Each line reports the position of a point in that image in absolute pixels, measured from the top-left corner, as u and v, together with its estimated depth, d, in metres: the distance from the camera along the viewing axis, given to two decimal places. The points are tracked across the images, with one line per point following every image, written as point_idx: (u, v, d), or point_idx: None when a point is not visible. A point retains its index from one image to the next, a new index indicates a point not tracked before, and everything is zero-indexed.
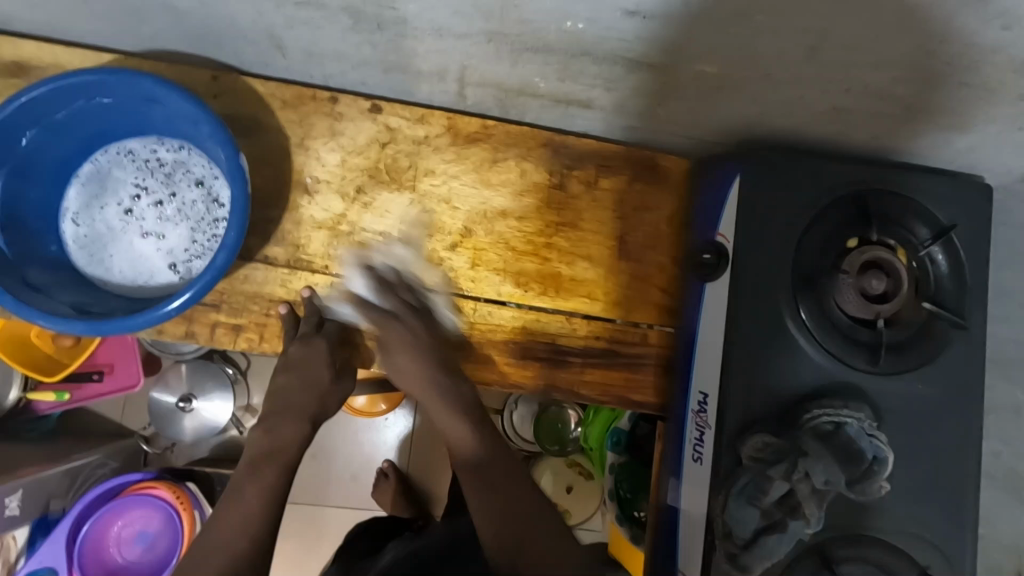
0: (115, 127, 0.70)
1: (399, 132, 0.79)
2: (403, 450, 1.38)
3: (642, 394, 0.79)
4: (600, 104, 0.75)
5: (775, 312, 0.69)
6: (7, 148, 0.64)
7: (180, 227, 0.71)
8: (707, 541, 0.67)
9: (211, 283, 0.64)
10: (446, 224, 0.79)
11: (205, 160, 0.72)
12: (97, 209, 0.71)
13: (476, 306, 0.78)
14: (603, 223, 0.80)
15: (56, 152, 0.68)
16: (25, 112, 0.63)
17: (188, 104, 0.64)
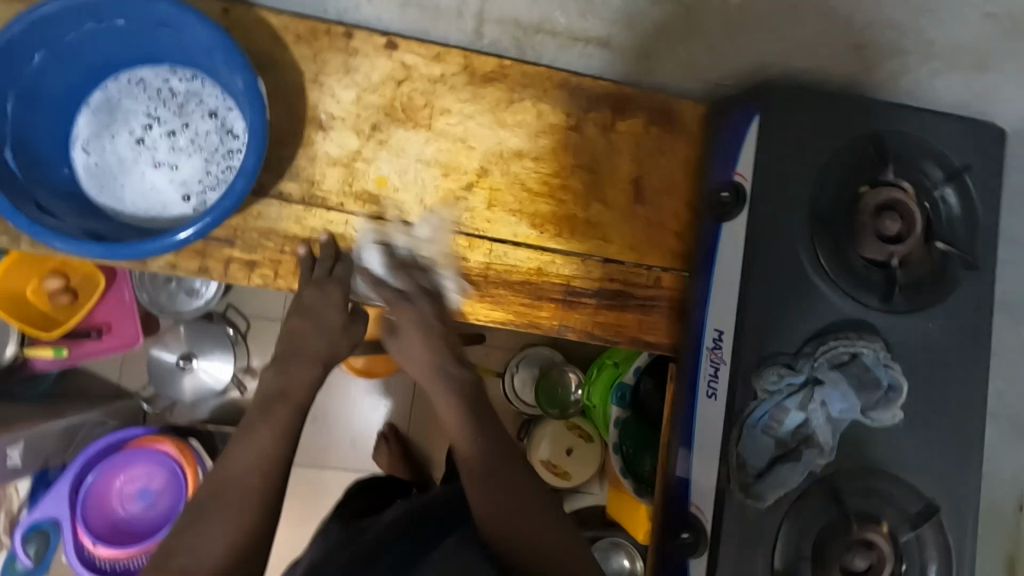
0: (125, 54, 0.68)
1: (414, 70, 0.78)
2: (403, 413, 1.39)
3: (655, 336, 0.80)
4: (618, 43, 0.74)
5: (791, 249, 0.70)
6: (18, 68, 0.62)
7: (194, 158, 0.70)
8: (721, 476, 0.68)
9: (230, 210, 0.63)
10: (461, 164, 0.78)
11: (217, 91, 0.71)
12: (109, 138, 0.69)
13: (491, 247, 0.78)
14: (619, 166, 0.80)
15: (66, 78, 0.67)
16: (37, 31, 0.61)
17: (205, 27, 0.62)
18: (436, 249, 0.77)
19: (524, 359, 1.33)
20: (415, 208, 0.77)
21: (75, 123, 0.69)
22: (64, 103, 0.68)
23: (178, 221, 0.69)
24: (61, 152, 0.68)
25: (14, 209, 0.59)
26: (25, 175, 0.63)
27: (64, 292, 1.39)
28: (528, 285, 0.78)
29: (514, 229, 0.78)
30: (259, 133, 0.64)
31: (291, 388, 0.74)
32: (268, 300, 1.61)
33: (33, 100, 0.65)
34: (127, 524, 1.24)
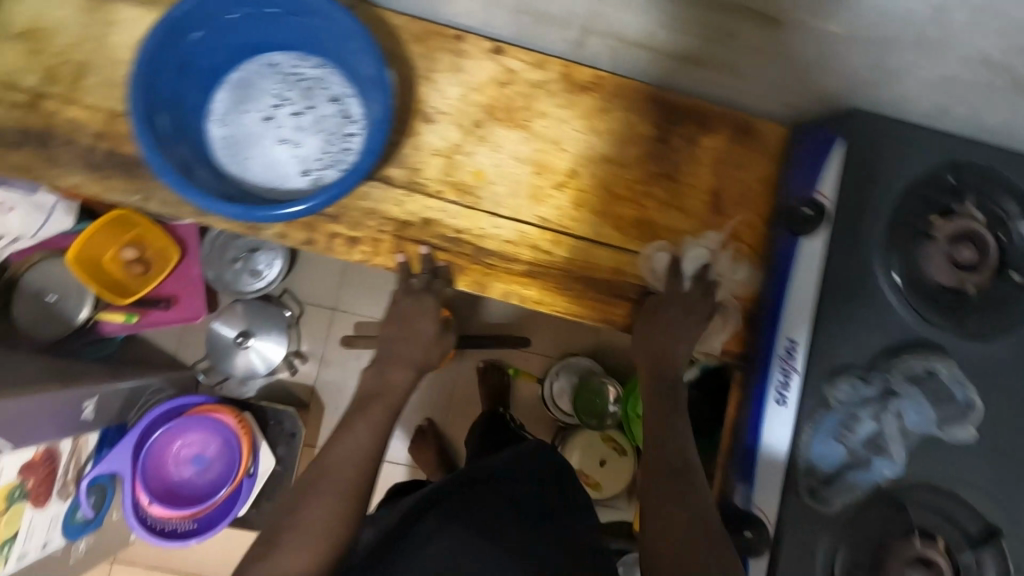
0: (265, 40, 0.75)
1: (517, 74, 0.83)
2: (442, 410, 1.43)
3: (725, 342, 0.83)
4: (713, 62, 0.79)
5: (865, 265, 0.74)
6: (179, 43, 0.69)
7: (314, 137, 0.76)
8: (787, 479, 0.71)
9: (352, 183, 0.69)
10: (552, 165, 0.83)
11: (342, 79, 0.77)
12: (241, 114, 0.76)
13: (575, 243, 0.82)
14: (701, 178, 0.84)
15: (213, 57, 0.74)
16: (199, 12, 0.68)
17: (346, 20, 0.69)
18: (524, 241, 0.82)
19: (564, 367, 1.36)
20: (507, 201, 0.82)
21: (215, 100, 0.76)
22: (208, 81, 0.76)
23: (299, 195, 0.75)
24: (201, 124, 0.75)
25: (165, 166, 0.66)
26: (175, 142, 0.70)
27: (138, 262, 1.46)
28: (606, 282, 0.82)
29: (597, 229, 0.83)
30: (384, 117, 0.70)
31: (388, 391, 0.80)
32: (359, 291, 1.67)
33: (186, 76, 0.72)
34: (180, 486, 1.31)
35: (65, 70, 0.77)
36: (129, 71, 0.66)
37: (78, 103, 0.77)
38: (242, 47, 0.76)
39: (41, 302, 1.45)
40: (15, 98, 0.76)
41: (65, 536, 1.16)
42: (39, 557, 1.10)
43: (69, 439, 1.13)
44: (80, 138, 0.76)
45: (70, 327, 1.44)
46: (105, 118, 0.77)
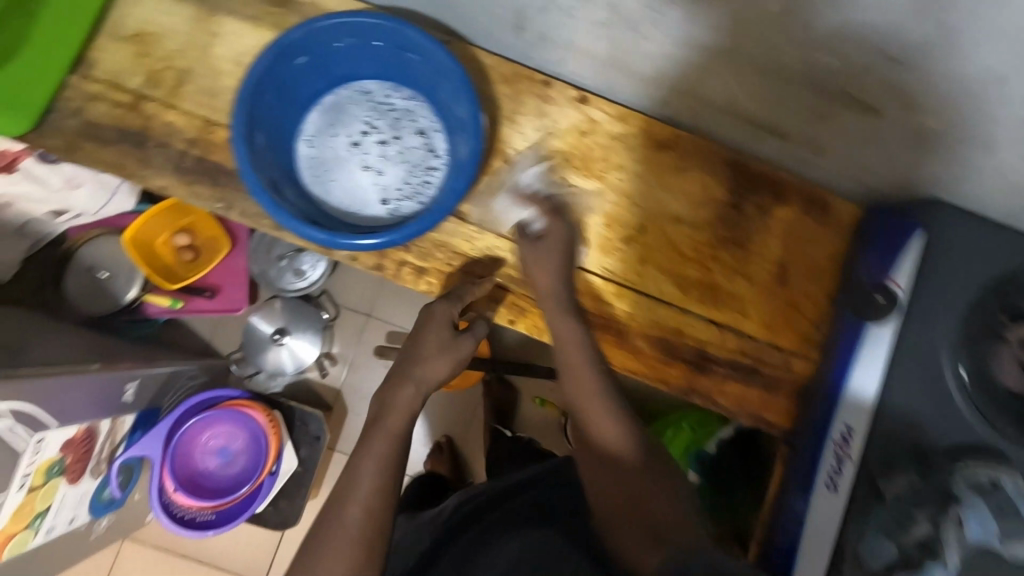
0: (363, 69, 0.77)
1: (599, 125, 0.84)
2: (462, 431, 1.43)
3: (775, 415, 0.82)
4: (796, 137, 0.79)
5: (934, 361, 0.73)
6: (285, 66, 0.71)
7: (398, 167, 0.78)
8: (832, 561, 0.71)
9: (435, 221, 0.70)
10: (623, 218, 0.83)
11: (432, 113, 0.79)
12: (330, 137, 0.78)
13: (637, 299, 0.82)
14: (770, 249, 0.84)
15: (312, 80, 0.76)
16: (308, 38, 0.70)
17: (447, 61, 0.70)
18: (586, 291, 0.82)
19: None
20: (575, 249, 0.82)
21: (308, 121, 0.79)
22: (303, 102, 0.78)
23: (377, 222, 0.76)
24: (292, 144, 0.78)
25: (258, 184, 0.67)
26: (268, 160, 0.72)
27: (189, 249, 1.50)
28: (663, 341, 0.82)
29: (660, 287, 0.83)
30: (473, 158, 0.71)
31: None
32: (394, 301, 1.68)
33: (285, 98, 0.75)
34: (205, 477, 1.33)
35: (168, 75, 0.80)
36: (236, 91, 0.69)
37: (176, 109, 0.79)
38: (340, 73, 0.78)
39: (93, 277, 1.50)
40: (118, 97, 0.79)
41: (90, 513, 1.18)
42: (64, 531, 1.12)
43: (107, 420, 1.14)
44: (174, 142, 0.79)
45: (116, 307, 1.48)
46: (201, 126, 0.79)
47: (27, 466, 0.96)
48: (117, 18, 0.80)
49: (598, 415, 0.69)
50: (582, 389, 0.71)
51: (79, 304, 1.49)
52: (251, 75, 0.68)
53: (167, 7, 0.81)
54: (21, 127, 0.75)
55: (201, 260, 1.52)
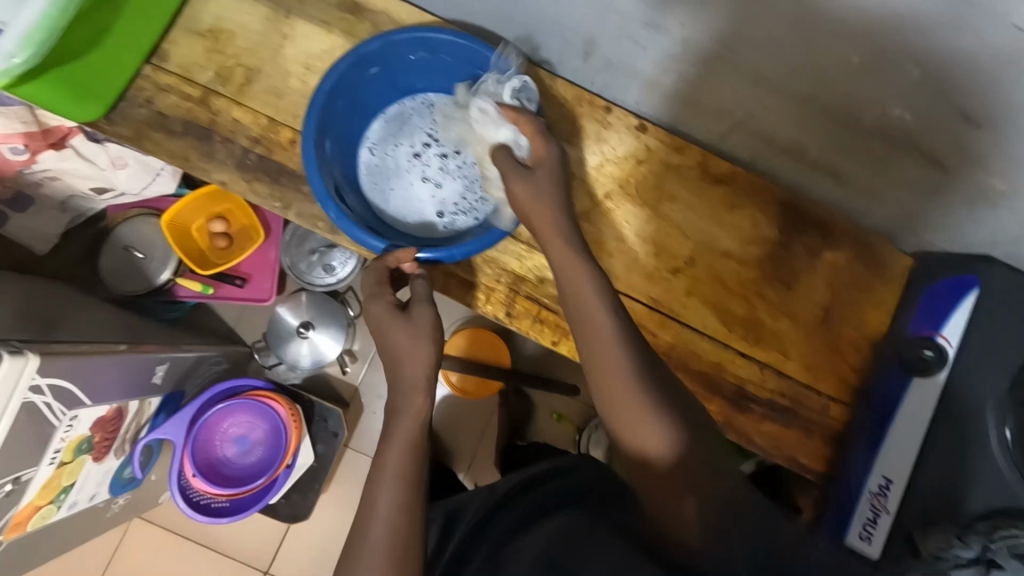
0: (431, 84, 0.79)
1: (656, 154, 0.84)
2: (475, 441, 1.43)
3: (810, 459, 0.82)
4: (855, 182, 0.79)
5: (978, 421, 0.72)
6: (358, 75, 0.73)
7: (456, 182, 0.79)
8: None
9: (493, 240, 0.72)
10: (673, 249, 0.83)
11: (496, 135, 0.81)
12: (392, 145, 0.80)
13: (681, 330, 0.82)
14: (817, 291, 0.84)
15: (380, 89, 0.78)
16: (383, 50, 0.72)
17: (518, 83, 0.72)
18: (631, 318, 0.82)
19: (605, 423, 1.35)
20: (622, 275, 0.83)
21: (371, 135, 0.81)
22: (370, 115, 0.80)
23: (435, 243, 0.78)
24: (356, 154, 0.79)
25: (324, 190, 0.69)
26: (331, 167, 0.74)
27: (223, 236, 1.50)
28: (704, 375, 0.82)
29: (705, 321, 0.83)
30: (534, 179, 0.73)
31: None
32: None
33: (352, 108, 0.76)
34: (224, 465, 1.34)
35: (238, 72, 0.81)
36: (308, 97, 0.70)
37: (243, 106, 0.80)
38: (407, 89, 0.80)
39: (128, 256, 1.51)
40: (188, 90, 0.80)
41: (110, 491, 1.19)
42: (85, 508, 1.14)
43: (136, 401, 1.15)
44: (239, 138, 0.80)
45: (150, 286, 1.50)
46: (266, 124, 0.80)
47: (61, 443, 0.97)
48: (193, 13, 0.82)
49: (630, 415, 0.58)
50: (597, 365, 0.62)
51: (112, 283, 1.50)
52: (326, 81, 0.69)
53: (242, 5, 0.82)
54: (95, 114, 0.77)
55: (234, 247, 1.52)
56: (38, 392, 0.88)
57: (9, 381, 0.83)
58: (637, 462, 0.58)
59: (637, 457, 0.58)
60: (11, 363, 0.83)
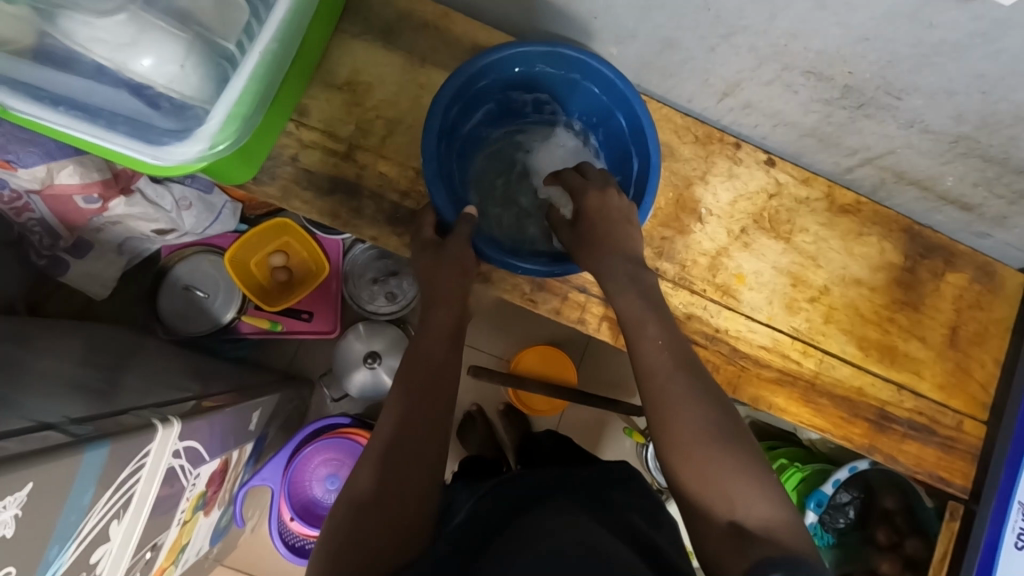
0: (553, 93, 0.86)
1: (785, 188, 0.87)
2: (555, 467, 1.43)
3: (951, 474, 0.86)
4: (983, 210, 0.83)
5: None
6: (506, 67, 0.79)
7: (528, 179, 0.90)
8: None
9: (555, 271, 0.75)
10: (808, 279, 0.86)
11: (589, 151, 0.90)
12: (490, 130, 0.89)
13: (822, 358, 0.85)
14: (943, 313, 0.87)
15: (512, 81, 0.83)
16: (540, 53, 0.77)
17: (642, 118, 0.78)
18: (776, 349, 0.85)
19: None
20: (764, 308, 0.85)
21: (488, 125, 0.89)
22: (492, 111, 0.88)
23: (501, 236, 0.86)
24: (471, 141, 0.88)
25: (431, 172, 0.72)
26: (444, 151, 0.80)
27: (285, 269, 1.36)
28: (848, 402, 0.85)
29: (843, 347, 0.86)
30: (642, 194, 0.78)
31: None
32: None
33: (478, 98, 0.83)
34: (317, 504, 1.30)
35: (377, 125, 0.80)
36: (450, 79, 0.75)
37: (387, 159, 0.80)
38: (537, 98, 0.87)
39: (188, 295, 1.37)
40: (332, 146, 0.80)
41: (210, 542, 1.17)
42: (192, 562, 1.12)
43: (236, 450, 1.13)
44: (387, 194, 0.80)
45: (217, 326, 1.37)
46: (411, 177, 0.80)
47: (186, 502, 0.96)
48: (330, 65, 0.80)
49: (682, 412, 0.57)
50: (665, 351, 0.62)
51: (174, 325, 1.37)
52: (448, 87, 0.73)
53: (377, 55, 0.81)
54: (240, 177, 0.76)
55: (294, 279, 1.37)
56: (177, 455, 0.86)
57: (159, 450, 0.79)
58: (670, 445, 0.56)
59: (670, 447, 0.56)
60: (162, 432, 0.79)
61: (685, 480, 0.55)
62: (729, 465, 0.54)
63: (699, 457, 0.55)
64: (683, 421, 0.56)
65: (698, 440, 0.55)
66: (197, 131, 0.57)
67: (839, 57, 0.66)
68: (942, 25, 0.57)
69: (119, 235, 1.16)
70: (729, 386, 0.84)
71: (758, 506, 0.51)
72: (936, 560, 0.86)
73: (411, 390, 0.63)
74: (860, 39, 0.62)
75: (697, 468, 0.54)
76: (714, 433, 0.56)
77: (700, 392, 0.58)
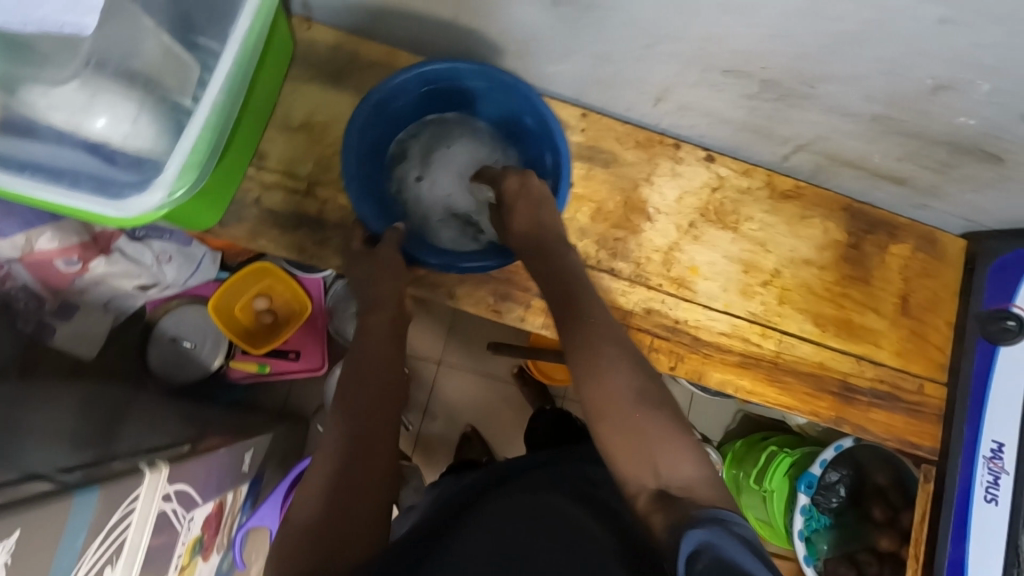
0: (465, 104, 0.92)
1: (727, 181, 0.92)
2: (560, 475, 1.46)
3: (920, 438, 0.89)
4: (915, 183, 0.87)
5: None
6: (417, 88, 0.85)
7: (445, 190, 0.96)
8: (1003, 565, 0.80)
9: (495, 261, 0.79)
10: (760, 264, 0.90)
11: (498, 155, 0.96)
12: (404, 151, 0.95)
13: (782, 338, 0.89)
14: (892, 282, 0.91)
15: (420, 103, 0.90)
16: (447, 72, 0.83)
17: (548, 117, 0.81)
18: (736, 333, 0.88)
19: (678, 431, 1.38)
20: (720, 296, 0.89)
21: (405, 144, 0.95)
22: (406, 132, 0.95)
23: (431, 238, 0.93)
24: (387, 160, 0.94)
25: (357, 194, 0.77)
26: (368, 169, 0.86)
27: (269, 312, 1.40)
28: (814, 377, 0.89)
29: (801, 326, 0.89)
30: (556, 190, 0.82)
31: None
32: None
33: (392, 122, 0.89)
34: None
35: (334, 161, 0.85)
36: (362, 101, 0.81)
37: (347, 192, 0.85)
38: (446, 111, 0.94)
39: (176, 346, 1.40)
40: (292, 184, 0.84)
41: None
42: None
43: (229, 491, 1.14)
44: (350, 223, 0.84)
45: (207, 372, 1.40)
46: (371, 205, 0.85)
47: (182, 548, 0.97)
48: (285, 110, 0.85)
49: (600, 384, 0.59)
50: (589, 330, 0.64)
51: (163, 376, 1.38)
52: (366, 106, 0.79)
53: (329, 97, 0.86)
54: (205, 224, 0.80)
55: (280, 318, 1.41)
56: (167, 499, 0.87)
57: (148, 494, 0.81)
58: (594, 415, 0.59)
59: (596, 415, 0.59)
60: (150, 476, 0.81)
61: (608, 444, 0.58)
62: (653, 429, 0.57)
63: (624, 428, 0.57)
64: (597, 390, 0.60)
65: (618, 403, 0.58)
66: (155, 181, 0.60)
67: (752, 54, 0.71)
68: (834, 15, 0.61)
69: (103, 293, 1.19)
70: (691, 374, 0.87)
71: (681, 468, 0.55)
72: (916, 520, 0.88)
73: (352, 396, 0.65)
74: (768, 35, 0.67)
75: (618, 430, 0.57)
76: (635, 403, 0.58)
77: (626, 367, 0.60)
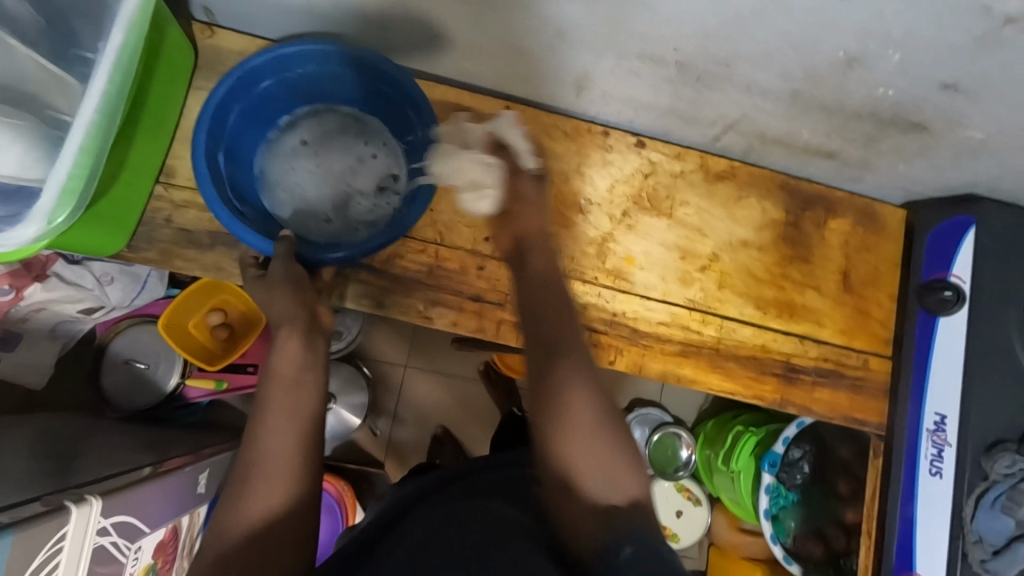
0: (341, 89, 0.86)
1: (659, 166, 0.89)
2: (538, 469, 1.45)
3: (865, 414, 0.89)
4: (847, 157, 0.85)
5: (994, 344, 0.82)
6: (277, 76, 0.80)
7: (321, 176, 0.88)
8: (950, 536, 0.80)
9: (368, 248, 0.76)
10: (697, 250, 0.88)
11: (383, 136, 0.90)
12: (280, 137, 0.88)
13: (722, 323, 0.87)
14: (832, 259, 0.90)
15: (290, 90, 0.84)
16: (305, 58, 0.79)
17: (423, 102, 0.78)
18: (676, 322, 0.87)
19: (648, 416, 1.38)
20: (659, 285, 0.87)
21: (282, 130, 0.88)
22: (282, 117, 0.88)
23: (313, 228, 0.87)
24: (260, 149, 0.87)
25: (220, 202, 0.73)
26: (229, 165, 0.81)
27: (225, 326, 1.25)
28: (755, 361, 0.87)
29: (741, 309, 0.88)
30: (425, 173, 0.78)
31: None
32: None
33: (257, 107, 0.83)
34: None
35: None
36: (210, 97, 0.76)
37: None
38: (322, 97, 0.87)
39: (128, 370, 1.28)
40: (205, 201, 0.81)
41: None
42: None
43: (185, 516, 1.09)
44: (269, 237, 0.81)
45: (162, 395, 1.27)
46: None
47: None
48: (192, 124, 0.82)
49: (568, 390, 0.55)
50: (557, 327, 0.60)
51: (117, 404, 1.27)
52: (217, 92, 0.75)
53: None
54: (115, 246, 0.77)
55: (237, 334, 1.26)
56: (105, 533, 0.83)
57: (78, 532, 0.77)
58: (557, 419, 0.55)
59: (560, 421, 0.55)
60: (78, 512, 0.77)
61: (567, 452, 0.54)
62: (612, 442, 0.55)
63: (586, 439, 0.54)
64: (535, 376, 0.57)
65: (586, 415, 0.55)
66: (29, 213, 0.57)
67: (660, 36, 0.68)
68: None
69: (45, 320, 1.07)
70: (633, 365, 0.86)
71: (628, 484, 0.55)
72: (867, 496, 0.89)
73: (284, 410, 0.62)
74: (671, 17, 0.64)
75: (579, 441, 0.54)
76: (594, 414, 0.55)
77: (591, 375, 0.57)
